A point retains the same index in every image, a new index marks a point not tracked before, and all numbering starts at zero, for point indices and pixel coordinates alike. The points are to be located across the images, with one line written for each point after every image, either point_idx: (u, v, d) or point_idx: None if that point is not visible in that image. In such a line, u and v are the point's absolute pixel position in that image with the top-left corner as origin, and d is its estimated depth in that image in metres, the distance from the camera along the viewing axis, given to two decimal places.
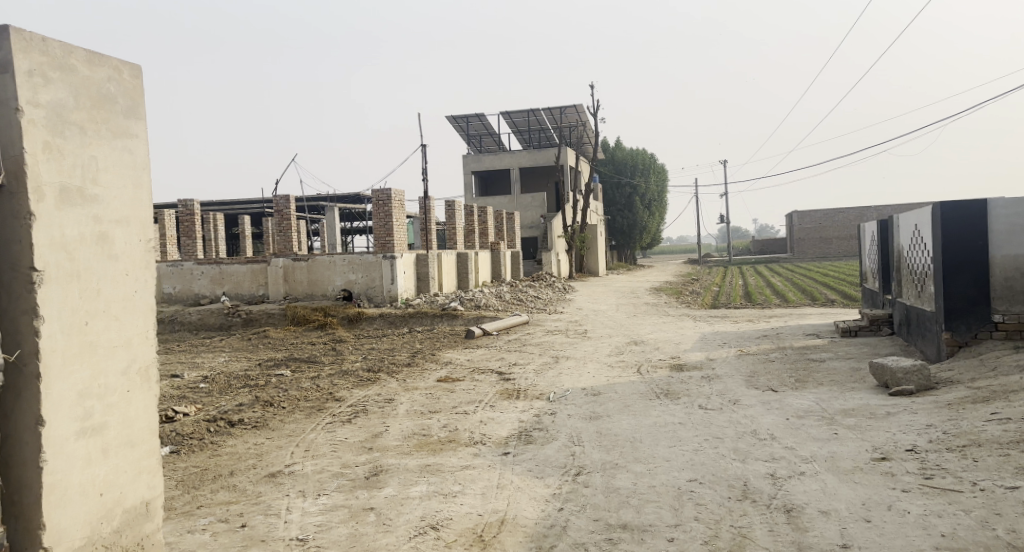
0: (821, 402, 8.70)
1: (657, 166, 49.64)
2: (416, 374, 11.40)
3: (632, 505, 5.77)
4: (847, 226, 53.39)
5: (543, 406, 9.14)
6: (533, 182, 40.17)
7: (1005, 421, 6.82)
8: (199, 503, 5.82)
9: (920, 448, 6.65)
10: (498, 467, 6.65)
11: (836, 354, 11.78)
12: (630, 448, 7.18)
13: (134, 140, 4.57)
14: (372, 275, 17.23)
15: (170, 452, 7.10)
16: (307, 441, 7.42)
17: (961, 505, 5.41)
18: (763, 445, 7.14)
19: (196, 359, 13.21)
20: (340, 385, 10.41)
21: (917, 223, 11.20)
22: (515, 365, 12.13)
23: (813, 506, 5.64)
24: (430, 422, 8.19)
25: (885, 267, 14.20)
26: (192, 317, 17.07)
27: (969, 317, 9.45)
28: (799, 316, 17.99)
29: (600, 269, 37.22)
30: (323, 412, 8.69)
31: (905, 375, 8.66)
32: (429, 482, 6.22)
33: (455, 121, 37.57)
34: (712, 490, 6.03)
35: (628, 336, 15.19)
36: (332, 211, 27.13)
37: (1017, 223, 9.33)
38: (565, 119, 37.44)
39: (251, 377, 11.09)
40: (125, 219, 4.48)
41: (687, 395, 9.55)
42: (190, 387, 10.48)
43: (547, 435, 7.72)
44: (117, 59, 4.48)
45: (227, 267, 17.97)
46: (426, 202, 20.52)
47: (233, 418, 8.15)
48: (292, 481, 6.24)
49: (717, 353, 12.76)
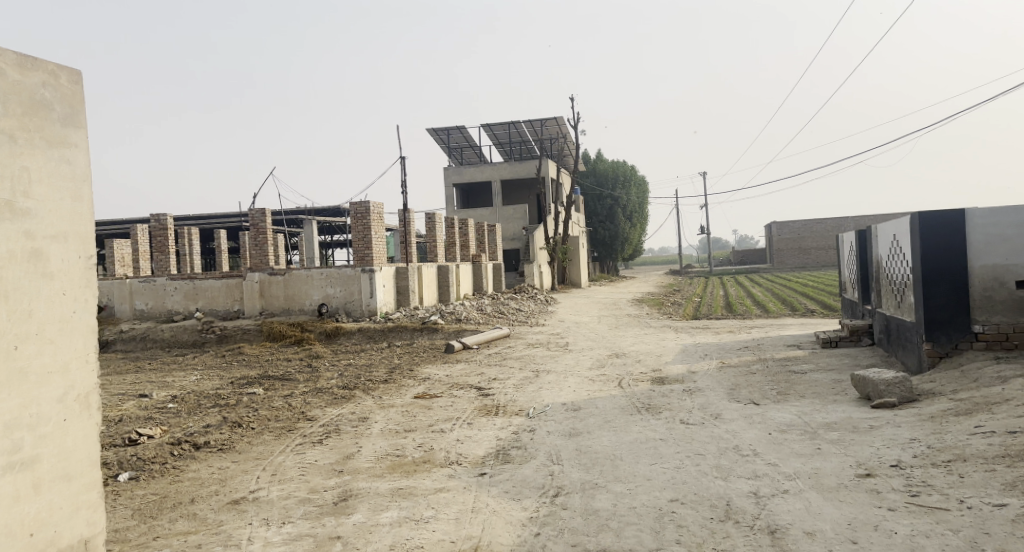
0: (804, 416, 8.54)
1: (638, 178, 49.76)
2: (392, 391, 11.14)
3: (611, 528, 5.55)
4: (824, 236, 53.81)
5: (522, 422, 8.92)
6: (514, 194, 40.02)
7: (990, 435, 6.68)
8: (155, 534, 5.54)
9: (905, 464, 6.49)
10: (473, 490, 6.41)
11: (817, 366, 11.64)
12: (610, 466, 6.97)
13: (72, 150, 4.33)
14: (350, 288, 16.94)
15: (129, 478, 6.80)
16: (275, 464, 7.15)
17: (949, 525, 5.24)
18: (746, 461, 6.96)
19: (167, 378, 12.87)
20: (313, 404, 10.12)
21: (895, 233, 11.11)
22: (495, 380, 11.90)
23: (798, 526, 5.45)
24: (405, 442, 7.94)
25: (864, 277, 14.12)
26: (165, 334, 16.76)
27: (949, 327, 9.34)
28: (780, 327, 17.91)
29: (582, 281, 37.10)
30: (294, 432, 8.42)
31: (887, 387, 8.54)
32: (400, 507, 5.97)
33: (435, 134, 37.39)
34: (695, 511, 5.82)
35: (610, 349, 15.01)
36: (310, 225, 26.78)
37: (994, 232, 9.25)
38: (546, 130, 37.37)
39: (222, 396, 10.78)
40: (63, 234, 4.23)
41: (669, 409, 9.36)
42: (158, 407, 10.15)
43: (525, 454, 7.49)
44: (53, 62, 4.23)
45: (201, 282, 17.60)
46: (405, 214, 20.24)
47: (199, 440, 7.86)
48: (256, 509, 5.97)
49: (698, 365, 12.60)
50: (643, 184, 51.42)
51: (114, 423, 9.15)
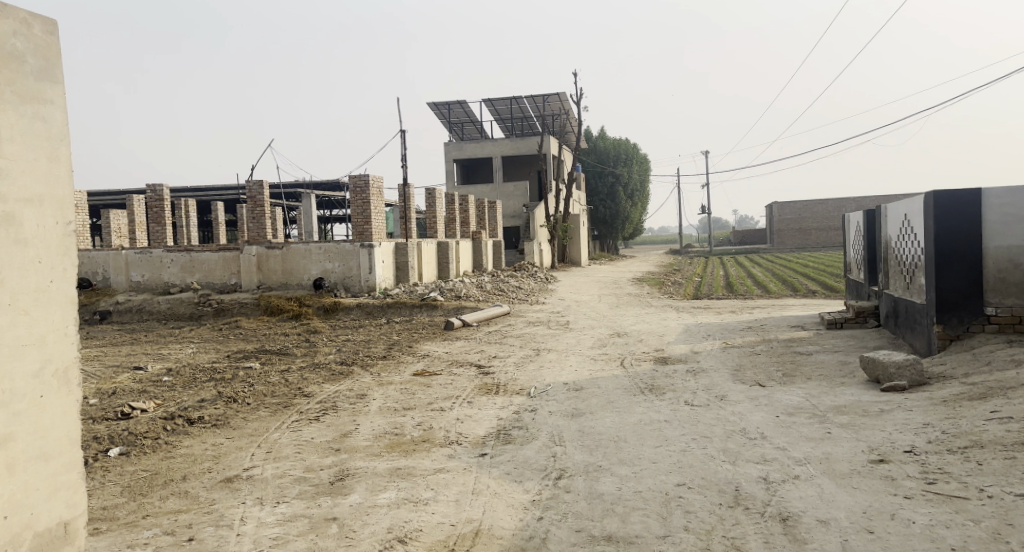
0: (811, 398, 8.35)
1: (639, 156, 49.40)
2: (391, 368, 10.95)
3: (616, 513, 5.36)
4: (825, 218, 53.53)
5: (523, 402, 8.73)
6: (515, 171, 39.65)
7: (1007, 421, 6.48)
8: (145, 512, 5.35)
9: (919, 450, 6.30)
10: (473, 470, 6.22)
11: (823, 347, 11.45)
12: (614, 449, 6.78)
13: (47, 106, 4.08)
14: (349, 263, 16.68)
15: (120, 454, 6.60)
16: (270, 441, 6.95)
17: (969, 515, 5.05)
18: (754, 445, 6.76)
19: (162, 350, 12.66)
20: (311, 380, 9.91)
21: (907, 212, 10.86)
22: (495, 358, 11.71)
23: (811, 514, 5.26)
24: (404, 420, 7.73)
25: (871, 258, 13.88)
26: (162, 307, 16.54)
27: (961, 310, 9.13)
28: (782, 307, 17.74)
29: (582, 259, 36.80)
30: (290, 409, 8.21)
31: (898, 369, 8.33)
32: (399, 488, 5.78)
33: (436, 108, 36.92)
34: (702, 496, 5.63)
35: (611, 328, 14.78)
36: (309, 198, 26.45)
37: (1011, 212, 9.00)
38: (548, 106, 36.92)
39: (218, 370, 10.59)
40: (37, 197, 3.99)
41: (673, 390, 9.17)
42: (152, 381, 9.94)
43: (526, 434, 7.30)
44: (25, 11, 3.97)
45: (197, 254, 17.28)
46: (405, 190, 19.92)
47: (192, 415, 7.65)
48: (250, 487, 5.77)
49: (701, 345, 12.39)
50: (644, 162, 50.88)
51: (107, 396, 8.94)
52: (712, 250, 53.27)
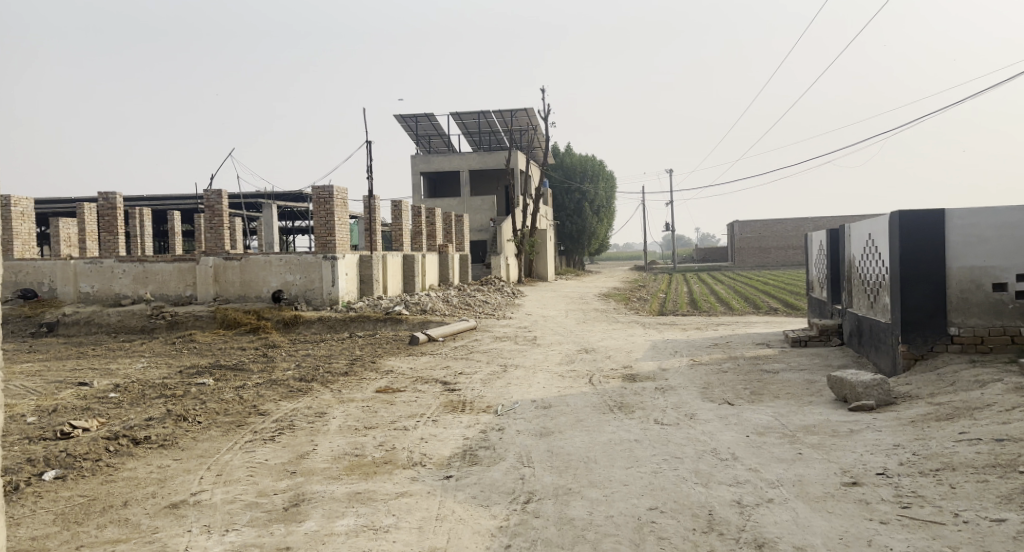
0: (781, 418, 8.20)
1: (606, 172, 49.64)
2: (353, 384, 10.58)
3: (587, 540, 5.11)
4: (785, 238, 54.32)
5: (489, 420, 8.44)
6: (482, 185, 39.46)
7: (977, 443, 6.38)
8: (80, 542, 4.98)
9: (891, 472, 6.16)
10: (437, 494, 5.93)
11: (790, 365, 11.37)
12: (583, 470, 6.54)
13: None
14: (311, 276, 16.26)
15: (56, 477, 6.20)
16: (221, 462, 6.59)
17: (946, 541, 4.91)
18: (726, 467, 6.58)
19: (111, 365, 12.13)
20: (267, 397, 9.51)
21: (870, 232, 10.86)
22: (461, 374, 11.41)
23: (787, 540, 5.07)
24: (365, 440, 7.40)
25: (835, 276, 13.88)
26: (112, 319, 15.93)
27: (925, 329, 9.06)
28: (747, 324, 17.72)
29: (548, 275, 36.64)
30: (244, 428, 7.83)
31: (865, 389, 8.21)
32: (358, 514, 5.46)
33: (403, 120, 36.62)
34: (676, 521, 5.42)
35: (579, 344, 14.56)
36: (271, 209, 25.85)
37: (972, 232, 9.02)
38: (516, 121, 36.90)
39: (170, 386, 10.14)
40: None
41: (642, 409, 8.95)
42: (98, 397, 9.46)
43: (493, 454, 7.02)
44: None
45: (152, 264, 16.72)
46: (370, 201, 19.54)
47: (138, 435, 7.25)
48: (197, 514, 5.41)
49: (670, 362, 12.23)
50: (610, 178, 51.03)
51: (47, 414, 8.47)
52: (677, 267, 53.64)
